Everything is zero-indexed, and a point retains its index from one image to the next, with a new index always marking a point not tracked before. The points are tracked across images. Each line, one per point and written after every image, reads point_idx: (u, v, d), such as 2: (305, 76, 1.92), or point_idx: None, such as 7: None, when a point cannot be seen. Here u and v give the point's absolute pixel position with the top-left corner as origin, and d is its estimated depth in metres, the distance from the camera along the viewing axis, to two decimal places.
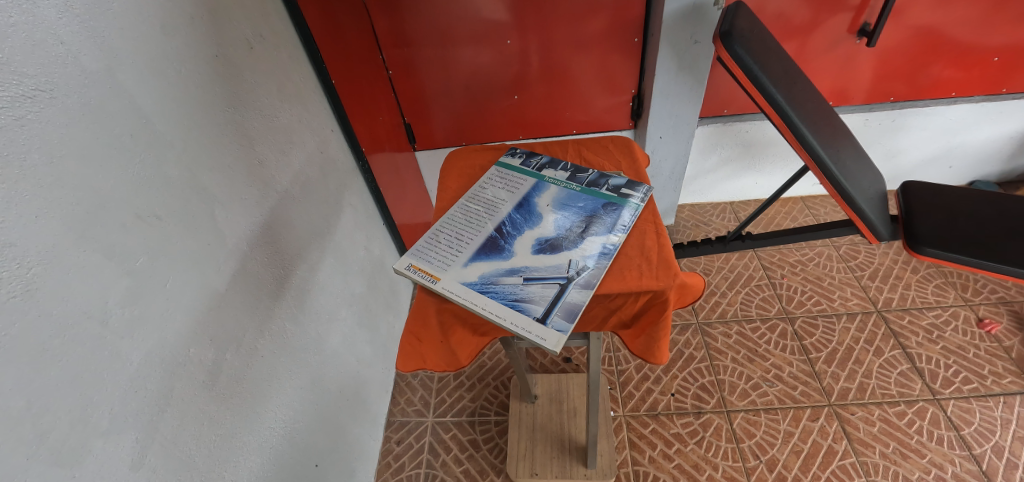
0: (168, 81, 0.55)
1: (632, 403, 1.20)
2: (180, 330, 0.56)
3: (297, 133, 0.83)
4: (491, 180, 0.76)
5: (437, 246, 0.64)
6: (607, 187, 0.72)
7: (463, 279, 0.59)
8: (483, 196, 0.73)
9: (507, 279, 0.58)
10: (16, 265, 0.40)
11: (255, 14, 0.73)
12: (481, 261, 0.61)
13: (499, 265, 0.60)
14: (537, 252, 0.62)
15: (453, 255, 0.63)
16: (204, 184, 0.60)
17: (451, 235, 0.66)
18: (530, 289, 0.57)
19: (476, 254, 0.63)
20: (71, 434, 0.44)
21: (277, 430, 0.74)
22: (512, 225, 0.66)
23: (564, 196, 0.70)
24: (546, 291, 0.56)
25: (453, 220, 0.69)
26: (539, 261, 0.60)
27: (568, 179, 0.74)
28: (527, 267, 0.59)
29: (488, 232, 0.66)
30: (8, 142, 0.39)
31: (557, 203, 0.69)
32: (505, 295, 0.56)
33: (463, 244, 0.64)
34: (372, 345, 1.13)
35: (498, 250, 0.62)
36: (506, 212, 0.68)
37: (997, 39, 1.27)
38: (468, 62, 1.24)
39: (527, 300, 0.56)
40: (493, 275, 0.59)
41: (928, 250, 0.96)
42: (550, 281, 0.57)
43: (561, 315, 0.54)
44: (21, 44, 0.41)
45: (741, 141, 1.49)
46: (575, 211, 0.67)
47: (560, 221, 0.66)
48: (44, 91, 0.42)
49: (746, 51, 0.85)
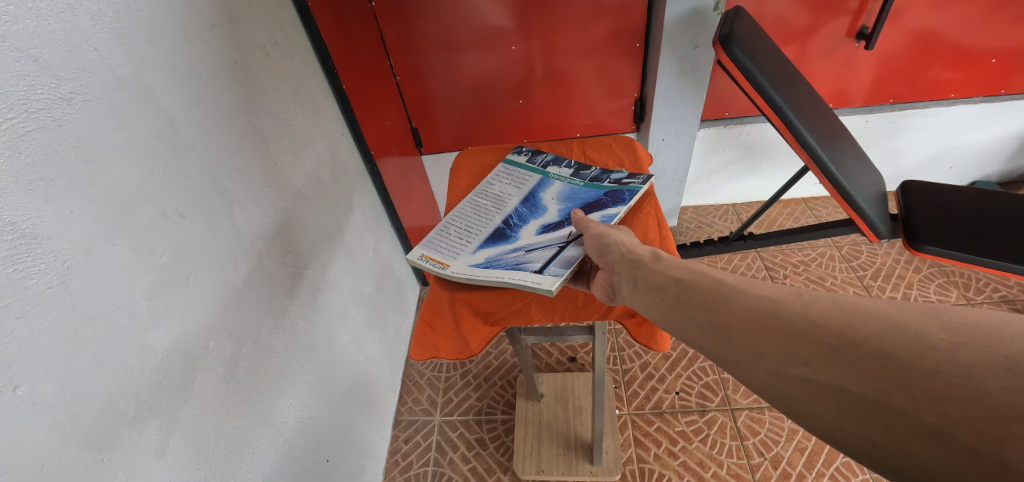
0: (192, 85, 0.58)
1: (637, 402, 1.21)
2: (201, 322, 0.58)
3: (310, 136, 0.85)
4: (498, 177, 0.78)
5: (447, 238, 0.67)
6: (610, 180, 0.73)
7: (471, 262, 0.62)
8: (491, 192, 0.75)
9: (511, 254, 0.61)
10: (52, 257, 0.43)
11: (270, 22, 0.75)
12: (489, 247, 0.64)
13: (505, 247, 0.63)
14: (541, 232, 0.64)
15: (462, 245, 0.65)
16: (223, 183, 0.62)
17: (461, 228, 0.69)
18: (531, 255, 0.60)
19: (484, 243, 0.65)
20: (100, 421, 0.46)
21: (290, 424, 0.76)
22: (519, 217, 0.68)
23: (568, 190, 0.72)
24: (545, 253, 0.60)
25: (463, 214, 0.72)
26: (543, 237, 0.63)
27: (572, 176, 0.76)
28: (531, 244, 0.62)
29: (496, 224, 0.68)
30: (45, 143, 0.42)
31: (561, 196, 0.71)
32: (508, 263, 0.60)
33: (472, 235, 0.67)
34: (381, 344, 1.15)
35: (505, 237, 0.65)
36: (513, 206, 0.71)
37: (994, 41, 1.29)
38: (473, 67, 1.27)
39: (528, 262, 0.59)
40: (498, 255, 0.62)
41: (927, 247, 0.98)
42: (549, 246, 0.61)
43: (558, 265, 0.57)
44: (58, 50, 0.43)
45: (742, 143, 1.50)
46: (578, 201, 0.69)
47: (564, 210, 0.68)
48: (79, 95, 0.45)
49: (746, 54, 0.86)
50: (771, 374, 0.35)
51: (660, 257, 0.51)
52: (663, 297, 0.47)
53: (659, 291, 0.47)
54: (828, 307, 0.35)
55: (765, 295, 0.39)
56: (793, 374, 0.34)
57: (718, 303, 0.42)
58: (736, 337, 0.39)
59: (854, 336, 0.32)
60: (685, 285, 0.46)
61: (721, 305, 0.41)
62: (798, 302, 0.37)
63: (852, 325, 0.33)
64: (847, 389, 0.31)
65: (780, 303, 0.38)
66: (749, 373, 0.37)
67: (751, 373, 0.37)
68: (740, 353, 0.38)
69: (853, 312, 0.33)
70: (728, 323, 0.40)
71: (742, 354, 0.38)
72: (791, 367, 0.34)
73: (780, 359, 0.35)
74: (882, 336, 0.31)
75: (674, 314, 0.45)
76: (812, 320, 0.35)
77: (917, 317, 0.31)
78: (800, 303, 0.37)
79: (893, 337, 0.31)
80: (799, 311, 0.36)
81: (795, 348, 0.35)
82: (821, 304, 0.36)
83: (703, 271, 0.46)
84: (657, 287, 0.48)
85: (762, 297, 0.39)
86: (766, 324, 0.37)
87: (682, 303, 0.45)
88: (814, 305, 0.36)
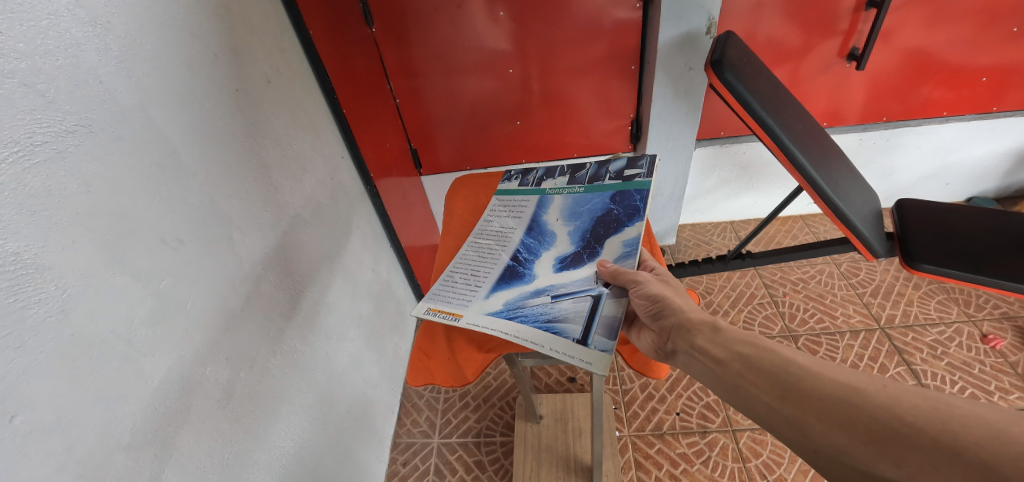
0: (195, 115, 0.59)
1: (637, 423, 1.20)
2: (198, 348, 0.58)
3: (310, 161, 0.87)
4: (496, 212, 0.79)
5: (454, 286, 0.68)
6: (610, 176, 0.73)
7: (488, 310, 0.62)
8: (492, 230, 0.77)
9: (534, 301, 0.61)
10: (53, 286, 0.43)
11: (272, 51, 0.77)
12: (503, 290, 0.65)
13: (523, 289, 0.64)
14: (560, 269, 0.65)
15: (472, 291, 0.66)
16: (223, 209, 0.63)
17: (466, 274, 0.70)
18: (560, 305, 0.59)
19: (497, 284, 0.66)
20: (95, 449, 0.46)
21: (287, 449, 0.76)
22: (527, 250, 0.70)
23: (571, 203, 0.73)
24: (579, 306, 0.58)
25: (467, 259, 0.73)
26: (564, 277, 0.63)
27: (569, 182, 0.77)
28: (553, 286, 0.62)
29: (505, 262, 0.69)
30: (48, 174, 0.43)
31: (566, 214, 0.72)
32: (536, 317, 0.58)
33: (481, 279, 0.68)
34: (379, 365, 1.15)
35: (518, 276, 0.66)
36: (518, 240, 0.72)
37: (984, 60, 1.32)
38: (471, 90, 1.29)
39: (562, 319, 0.57)
40: (518, 300, 0.62)
41: (924, 266, 0.98)
42: (580, 295, 0.59)
43: (601, 334, 0.54)
44: (64, 84, 0.45)
45: (739, 163, 1.52)
46: (586, 217, 0.70)
47: (575, 234, 0.69)
48: (83, 127, 0.46)
49: (738, 78, 0.88)
50: (858, 472, 0.38)
51: (713, 323, 0.54)
52: (725, 370, 0.49)
53: (719, 363, 0.50)
54: (921, 407, 0.38)
55: (845, 383, 0.42)
56: (883, 475, 0.37)
57: (789, 385, 0.44)
58: (814, 426, 0.41)
59: (954, 444, 0.36)
60: (748, 359, 0.48)
61: (793, 388, 0.44)
62: (883, 395, 0.40)
63: (949, 429, 0.36)
64: None
65: (863, 394, 0.41)
66: (832, 465, 0.40)
67: (833, 466, 0.40)
68: (821, 443, 0.41)
69: (951, 418, 0.37)
70: (804, 410, 0.42)
71: (823, 445, 0.40)
72: (880, 468, 0.37)
73: (869, 458, 0.38)
74: (985, 448, 0.35)
75: (739, 390, 0.47)
76: (902, 417, 0.38)
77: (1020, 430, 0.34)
78: (885, 395, 0.40)
79: (999, 450, 0.34)
80: (887, 405, 0.39)
81: (883, 448, 0.38)
82: (910, 401, 0.39)
83: (765, 344, 0.49)
84: (717, 359, 0.50)
85: (844, 384, 0.42)
86: (850, 416, 0.40)
87: (745, 381, 0.47)
88: (903, 401, 0.39)
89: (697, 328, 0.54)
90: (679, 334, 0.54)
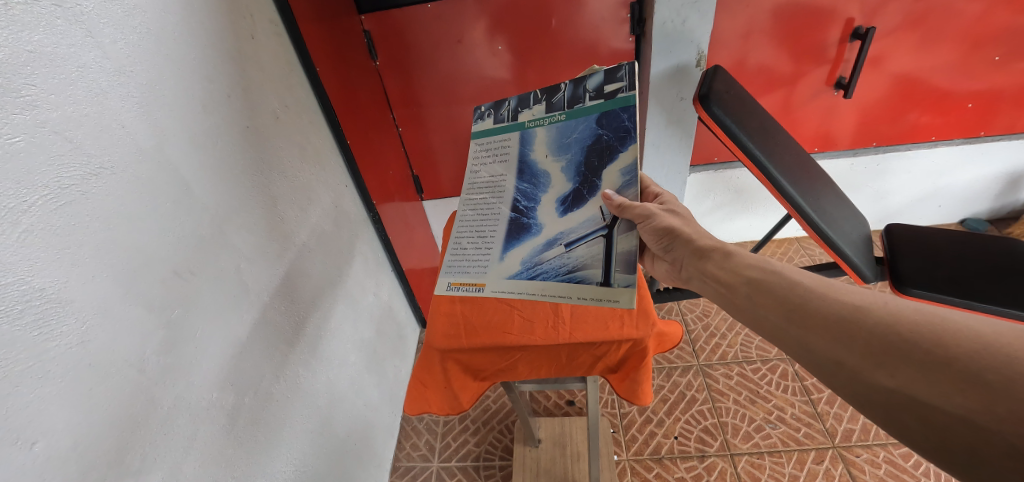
0: (208, 151, 0.63)
1: (635, 447, 1.21)
2: (205, 374, 0.60)
3: (315, 191, 0.90)
4: (479, 157, 0.73)
5: (466, 254, 0.69)
6: (591, 96, 0.65)
7: (507, 275, 0.65)
8: (481, 180, 0.72)
9: (549, 254, 0.63)
10: (73, 319, 0.46)
11: (281, 87, 0.81)
12: (516, 248, 0.66)
13: (534, 242, 0.65)
14: (564, 213, 0.65)
15: (485, 255, 0.68)
16: (232, 240, 0.66)
17: (473, 236, 0.70)
18: (576, 253, 0.61)
19: (507, 242, 0.67)
20: (106, 474, 0.48)
21: (288, 473, 0.77)
22: (526, 197, 0.68)
23: (557, 134, 0.67)
24: (593, 250, 0.61)
25: (467, 219, 0.72)
26: (572, 222, 0.64)
27: (548, 110, 0.69)
28: (564, 234, 0.64)
29: (508, 215, 0.69)
30: (72, 215, 0.46)
31: (555, 147, 0.67)
32: (557, 269, 0.62)
33: (489, 239, 0.69)
34: (380, 388, 1.16)
35: (527, 229, 0.67)
36: (513, 187, 0.69)
37: (968, 86, 1.36)
38: (470, 118, 1.33)
39: (582, 268, 0.60)
40: (534, 255, 0.64)
41: (913, 290, 1.00)
42: (591, 238, 0.61)
43: (622, 270, 0.58)
44: (91, 131, 0.48)
45: (733, 187, 1.56)
46: (577, 148, 0.66)
47: (570, 168, 0.66)
48: (106, 170, 0.49)
49: (725, 111, 0.91)
50: (856, 380, 0.42)
51: (726, 250, 0.58)
52: (737, 292, 0.54)
53: (732, 286, 0.55)
54: (919, 322, 0.41)
55: (849, 302, 0.45)
56: (879, 384, 0.41)
57: (798, 306, 0.48)
58: (816, 341, 0.46)
59: (945, 355, 0.39)
60: (758, 283, 0.53)
61: (800, 308, 0.48)
62: (884, 312, 0.43)
63: (943, 345, 0.39)
64: (934, 403, 0.38)
65: (865, 311, 0.44)
66: (831, 375, 0.44)
67: (833, 376, 0.44)
68: (823, 358, 0.45)
69: (946, 333, 0.40)
70: (810, 328, 0.47)
71: (824, 359, 0.45)
72: (876, 375, 0.41)
73: (866, 369, 0.42)
74: (974, 358, 0.38)
75: (750, 308, 0.52)
76: (900, 332, 0.41)
77: (1009, 342, 0.37)
78: (887, 312, 0.43)
79: (988, 360, 0.37)
80: (886, 320, 0.43)
81: (880, 358, 0.41)
82: (909, 317, 0.42)
83: (773, 268, 0.53)
84: (730, 282, 0.55)
85: (848, 303, 0.46)
86: (851, 330, 0.44)
87: (754, 303, 0.52)
88: (903, 317, 0.42)
89: (710, 255, 0.59)
90: (694, 261, 0.60)
